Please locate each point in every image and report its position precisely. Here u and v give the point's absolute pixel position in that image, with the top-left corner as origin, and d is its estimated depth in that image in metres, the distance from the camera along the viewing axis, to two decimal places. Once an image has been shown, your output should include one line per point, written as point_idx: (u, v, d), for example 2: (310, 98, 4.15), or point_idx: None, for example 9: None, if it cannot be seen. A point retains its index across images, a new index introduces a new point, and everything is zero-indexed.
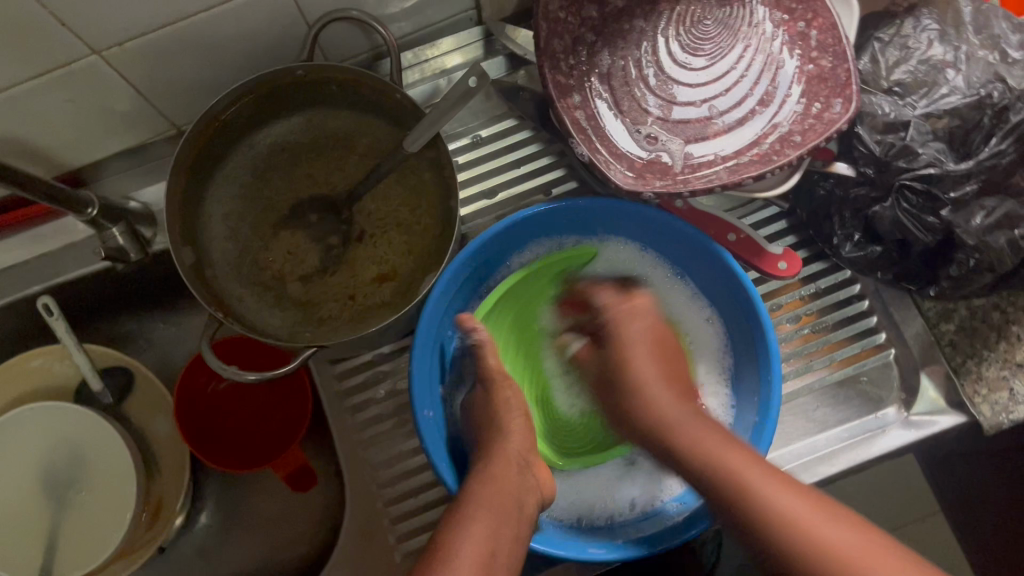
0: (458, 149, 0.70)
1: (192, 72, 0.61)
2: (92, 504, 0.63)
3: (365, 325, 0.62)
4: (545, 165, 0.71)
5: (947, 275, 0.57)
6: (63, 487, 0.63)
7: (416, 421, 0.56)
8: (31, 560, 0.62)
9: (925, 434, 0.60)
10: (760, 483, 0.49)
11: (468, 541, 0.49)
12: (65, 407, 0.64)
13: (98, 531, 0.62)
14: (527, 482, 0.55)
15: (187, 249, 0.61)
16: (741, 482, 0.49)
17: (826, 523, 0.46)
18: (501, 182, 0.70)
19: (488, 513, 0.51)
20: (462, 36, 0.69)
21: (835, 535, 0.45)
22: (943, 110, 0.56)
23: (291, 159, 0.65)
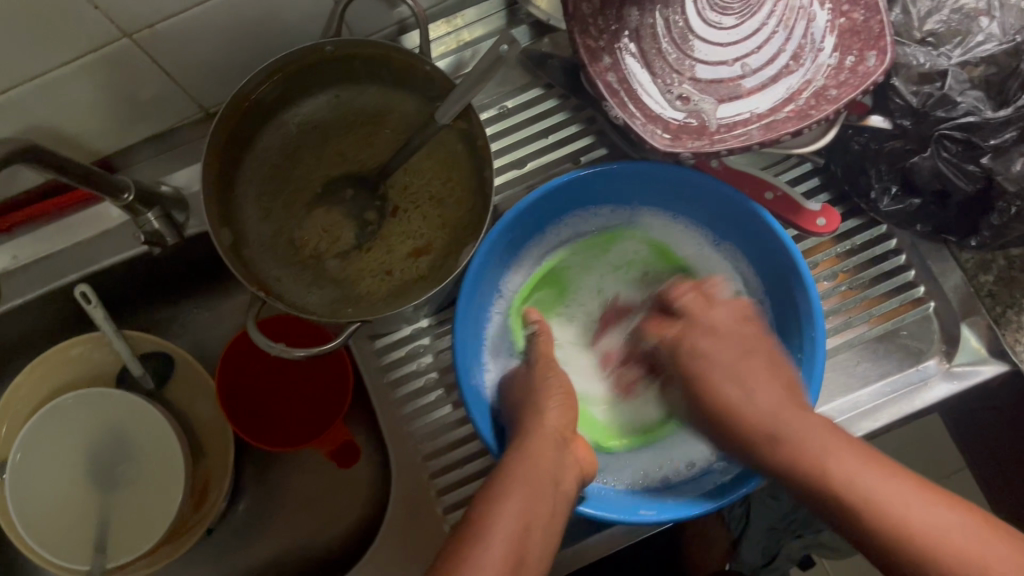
0: (486, 121, 0.70)
1: (219, 53, 0.61)
2: (141, 486, 0.64)
3: (405, 299, 0.62)
4: (573, 133, 0.70)
5: (988, 224, 0.57)
6: (112, 471, 0.64)
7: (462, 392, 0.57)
8: (84, 545, 0.62)
9: (968, 384, 0.61)
10: (838, 462, 0.50)
11: (501, 517, 0.48)
12: (112, 392, 0.64)
13: (149, 512, 0.63)
14: (563, 458, 0.53)
15: (225, 230, 0.61)
16: (823, 456, 0.50)
17: (874, 476, 0.49)
18: (530, 152, 0.70)
19: (525, 489, 0.49)
20: (485, 6, 0.69)
21: (935, 516, 0.46)
22: (980, 58, 0.55)
23: (322, 138, 0.65)
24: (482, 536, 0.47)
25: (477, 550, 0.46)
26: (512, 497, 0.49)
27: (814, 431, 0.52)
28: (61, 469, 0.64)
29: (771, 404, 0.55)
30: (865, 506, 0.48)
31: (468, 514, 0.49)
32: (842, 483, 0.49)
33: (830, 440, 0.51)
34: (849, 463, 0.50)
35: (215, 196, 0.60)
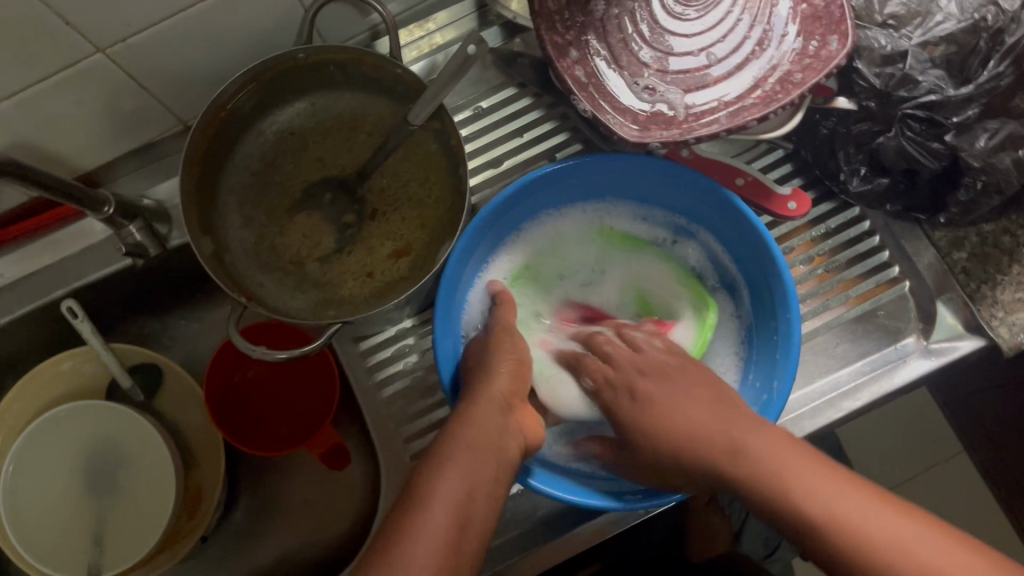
0: (462, 122, 0.71)
1: (194, 65, 0.62)
2: (133, 497, 0.64)
3: (386, 300, 0.62)
4: (548, 130, 0.71)
5: (955, 201, 0.58)
6: (103, 484, 0.65)
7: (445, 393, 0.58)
8: (79, 557, 0.63)
9: (946, 361, 0.61)
10: (823, 493, 0.46)
11: (446, 483, 0.48)
12: (102, 404, 0.65)
13: (143, 522, 0.64)
14: (510, 427, 0.53)
15: (205, 238, 0.62)
16: (806, 487, 0.47)
17: (863, 505, 0.45)
18: (507, 150, 0.71)
19: (468, 456, 0.49)
20: (456, 9, 0.70)
21: (859, 507, 0.45)
22: (940, 37, 0.56)
23: (299, 145, 0.66)
24: (431, 495, 0.47)
25: (424, 510, 0.46)
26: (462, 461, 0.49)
27: (806, 469, 0.48)
28: (53, 483, 0.64)
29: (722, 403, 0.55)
30: (853, 538, 0.44)
31: (413, 482, 0.49)
32: (849, 521, 0.44)
33: (830, 490, 0.46)
34: (829, 492, 0.46)
35: (195, 207, 0.61)
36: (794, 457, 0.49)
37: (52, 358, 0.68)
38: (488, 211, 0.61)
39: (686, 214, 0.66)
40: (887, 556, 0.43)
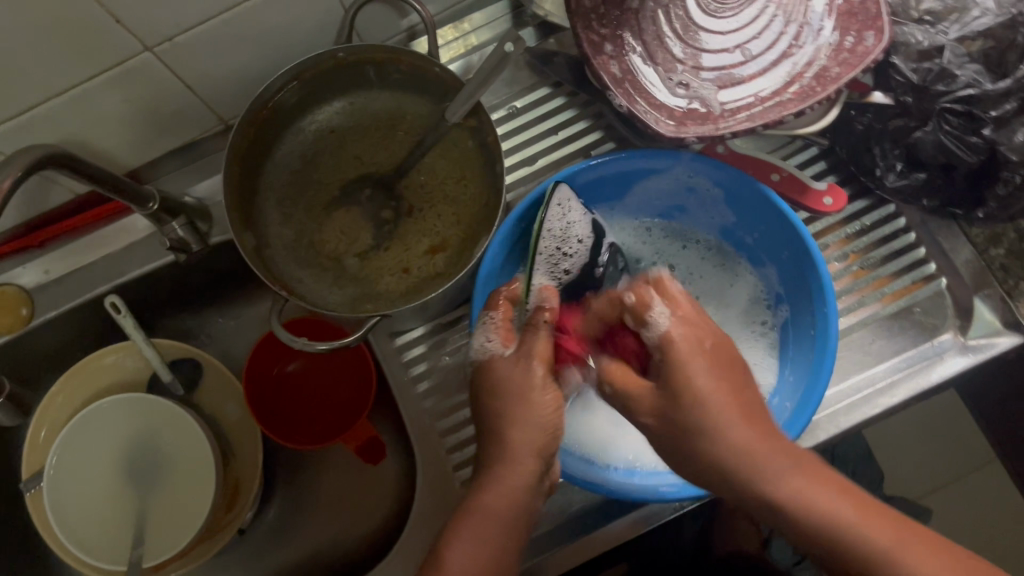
0: (497, 121, 0.72)
1: (237, 64, 0.63)
2: (174, 488, 0.65)
3: (422, 295, 0.63)
4: (581, 128, 0.72)
5: (994, 196, 0.58)
6: (145, 476, 0.66)
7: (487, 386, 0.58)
8: (120, 547, 0.64)
9: (984, 357, 0.61)
10: (773, 463, 0.46)
11: (456, 554, 0.48)
12: (144, 397, 0.67)
13: (182, 512, 0.65)
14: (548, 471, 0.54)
15: (246, 233, 0.63)
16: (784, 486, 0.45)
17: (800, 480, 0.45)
18: (541, 149, 0.72)
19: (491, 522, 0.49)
20: (491, 10, 0.71)
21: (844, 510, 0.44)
22: (977, 32, 0.56)
23: (337, 143, 0.67)
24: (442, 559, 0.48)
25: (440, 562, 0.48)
26: (471, 532, 0.49)
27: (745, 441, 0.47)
28: (97, 474, 0.66)
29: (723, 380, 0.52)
30: (798, 505, 0.44)
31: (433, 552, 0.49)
32: (809, 495, 0.44)
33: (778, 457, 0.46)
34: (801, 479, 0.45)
35: (237, 203, 0.62)
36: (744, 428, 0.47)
37: (96, 353, 0.70)
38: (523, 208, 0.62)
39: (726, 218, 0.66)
40: (831, 517, 0.43)
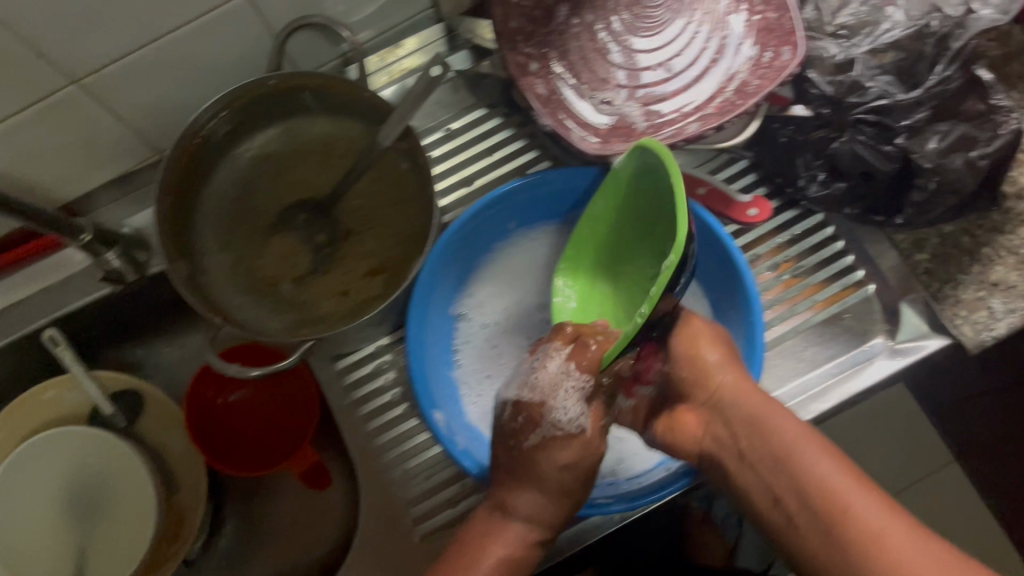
0: (435, 143, 0.73)
1: (169, 95, 0.63)
2: (116, 521, 0.65)
3: (361, 317, 0.63)
4: (517, 147, 0.73)
5: (911, 202, 0.59)
6: (88, 509, 0.65)
7: (427, 420, 0.58)
8: None
9: (912, 360, 0.62)
10: (814, 463, 0.50)
11: None
12: (83, 430, 0.66)
13: (125, 545, 0.64)
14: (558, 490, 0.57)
15: (181, 262, 0.63)
16: (849, 512, 0.47)
17: (884, 513, 0.46)
18: (479, 169, 0.72)
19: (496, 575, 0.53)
20: (425, 35, 0.72)
21: (887, 522, 0.46)
22: (887, 44, 0.58)
23: (273, 170, 0.67)
24: None
25: None
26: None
27: (848, 486, 0.48)
28: (37, 509, 0.65)
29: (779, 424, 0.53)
30: (835, 509, 0.47)
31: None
32: (850, 505, 0.47)
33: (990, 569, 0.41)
34: (856, 495, 0.47)
35: (171, 233, 0.62)
36: (844, 473, 0.49)
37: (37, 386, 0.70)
38: (456, 227, 0.62)
39: None
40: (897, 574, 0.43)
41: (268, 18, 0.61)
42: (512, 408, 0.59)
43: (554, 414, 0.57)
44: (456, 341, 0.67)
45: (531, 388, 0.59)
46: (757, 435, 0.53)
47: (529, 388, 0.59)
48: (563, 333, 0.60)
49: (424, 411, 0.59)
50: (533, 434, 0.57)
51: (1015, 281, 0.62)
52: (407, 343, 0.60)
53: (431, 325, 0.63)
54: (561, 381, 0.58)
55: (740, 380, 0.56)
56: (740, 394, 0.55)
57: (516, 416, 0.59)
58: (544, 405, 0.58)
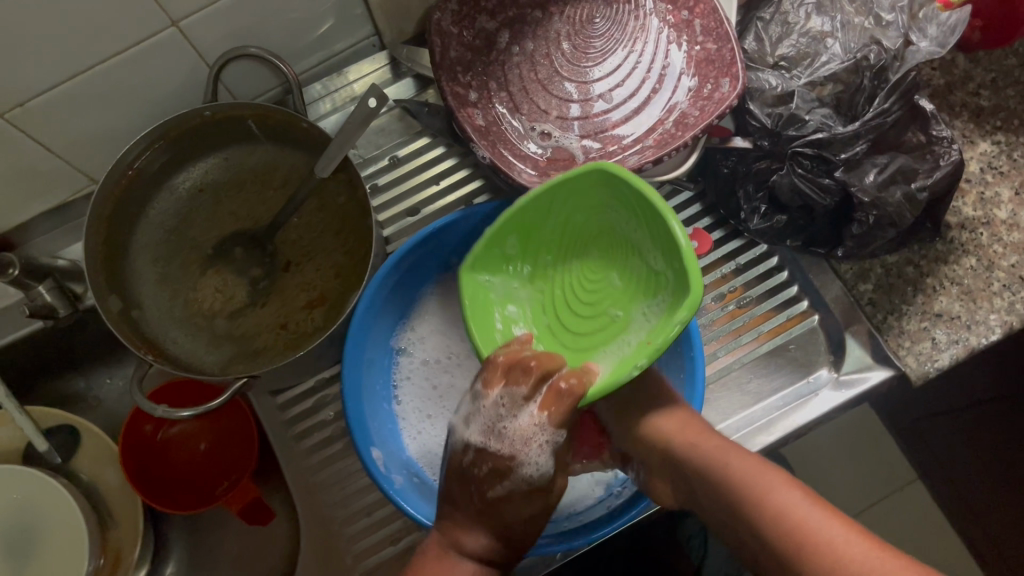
0: (381, 171, 0.72)
1: (101, 125, 0.62)
2: (48, 559, 0.64)
3: (299, 350, 0.62)
4: (463, 175, 0.72)
5: (851, 235, 0.59)
6: (21, 547, 0.64)
7: (363, 460, 0.57)
8: None
9: (856, 392, 0.62)
10: (761, 487, 0.48)
11: None
12: (12, 470, 0.64)
13: None
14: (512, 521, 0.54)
15: (114, 297, 0.61)
16: (795, 527, 0.45)
17: (833, 522, 0.44)
18: (425, 198, 0.72)
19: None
20: (368, 63, 0.72)
21: (836, 527, 0.43)
22: (825, 77, 0.58)
23: (211, 200, 0.66)
24: None
25: None
26: None
27: (810, 512, 0.45)
28: None
29: (722, 458, 0.51)
30: (787, 525, 0.45)
31: None
32: (797, 520, 0.45)
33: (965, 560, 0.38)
34: (805, 509, 0.45)
35: (103, 267, 0.61)
36: (787, 489, 0.47)
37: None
38: (396, 258, 0.61)
39: None
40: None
41: (202, 47, 0.60)
42: (474, 451, 0.54)
43: (523, 469, 0.53)
44: (395, 372, 0.66)
45: (495, 436, 0.54)
46: (701, 474, 0.52)
47: (494, 434, 0.54)
48: (527, 372, 0.52)
49: (362, 450, 0.57)
50: (499, 486, 0.53)
51: (958, 312, 0.61)
52: (344, 379, 0.58)
53: (369, 358, 0.62)
54: (534, 436, 0.53)
55: (697, 431, 0.54)
56: (690, 444, 0.53)
57: (479, 463, 0.54)
58: (512, 458, 0.53)
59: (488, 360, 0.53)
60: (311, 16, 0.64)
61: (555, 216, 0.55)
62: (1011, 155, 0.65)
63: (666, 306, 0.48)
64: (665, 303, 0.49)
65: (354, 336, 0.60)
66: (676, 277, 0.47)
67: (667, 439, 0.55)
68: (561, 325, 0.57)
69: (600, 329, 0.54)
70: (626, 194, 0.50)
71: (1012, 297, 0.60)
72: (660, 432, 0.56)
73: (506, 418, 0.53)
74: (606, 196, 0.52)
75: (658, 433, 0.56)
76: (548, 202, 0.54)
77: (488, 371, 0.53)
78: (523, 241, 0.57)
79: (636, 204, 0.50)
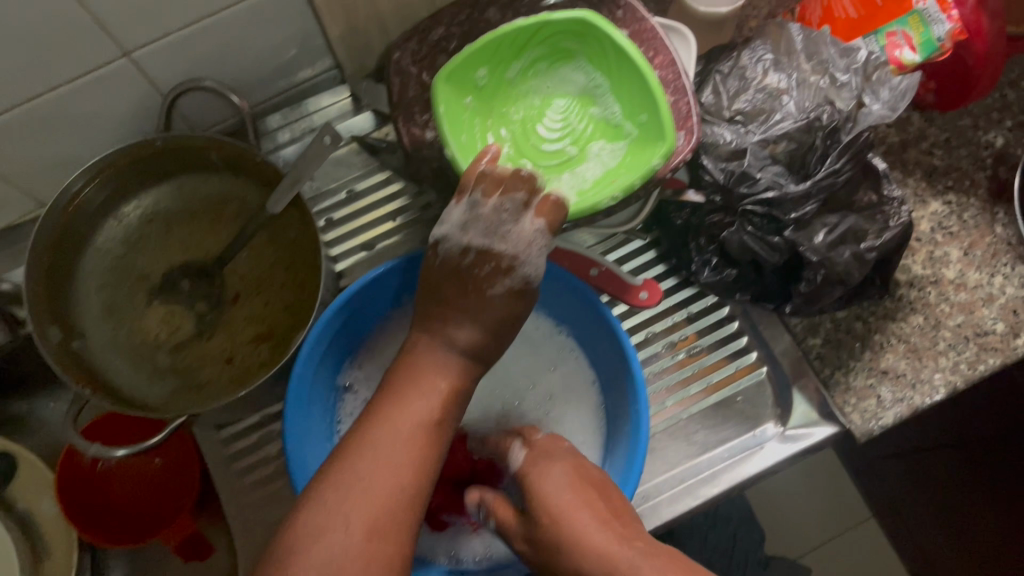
0: (337, 205, 0.71)
1: (50, 151, 0.61)
2: None
3: (244, 387, 0.61)
4: (421, 212, 0.71)
5: (799, 292, 0.59)
6: None
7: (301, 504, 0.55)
8: None
9: (800, 447, 0.62)
10: None
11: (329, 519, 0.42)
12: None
13: None
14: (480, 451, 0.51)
15: (56, 326, 0.60)
16: None
17: None
18: (381, 234, 0.71)
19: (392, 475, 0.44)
20: (328, 96, 0.72)
21: None
22: (778, 135, 0.58)
23: (161, 229, 0.65)
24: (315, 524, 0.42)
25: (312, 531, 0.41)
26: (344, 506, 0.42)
27: None
28: None
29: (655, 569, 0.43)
30: None
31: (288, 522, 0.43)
32: None
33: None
34: None
35: (45, 296, 0.60)
36: None
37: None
38: (345, 298, 0.60)
39: (555, 314, 0.67)
40: None
41: (156, 77, 0.60)
42: (476, 252, 0.53)
43: (527, 268, 0.53)
44: (339, 409, 0.65)
45: (497, 236, 0.53)
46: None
47: (496, 237, 0.53)
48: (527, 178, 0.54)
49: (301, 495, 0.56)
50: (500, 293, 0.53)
51: (903, 370, 0.61)
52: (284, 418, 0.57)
53: (313, 399, 0.61)
54: (535, 239, 0.53)
55: (621, 537, 0.46)
56: (613, 550, 0.45)
57: (479, 263, 0.53)
58: (515, 258, 0.53)
59: (475, 175, 0.53)
60: (272, 47, 0.63)
61: (521, 58, 0.62)
62: (962, 216, 0.65)
63: (627, 152, 0.60)
64: (619, 151, 0.61)
65: (296, 376, 0.58)
66: (643, 138, 0.59)
67: (577, 534, 0.47)
68: (533, 150, 0.63)
69: (557, 165, 0.62)
70: (602, 47, 0.60)
71: (957, 357, 0.61)
72: (566, 532, 0.47)
73: (509, 223, 0.53)
74: (577, 47, 0.61)
75: (570, 533, 0.47)
76: (500, 39, 0.59)
77: (487, 181, 0.53)
78: (494, 73, 0.61)
79: (610, 57, 0.60)
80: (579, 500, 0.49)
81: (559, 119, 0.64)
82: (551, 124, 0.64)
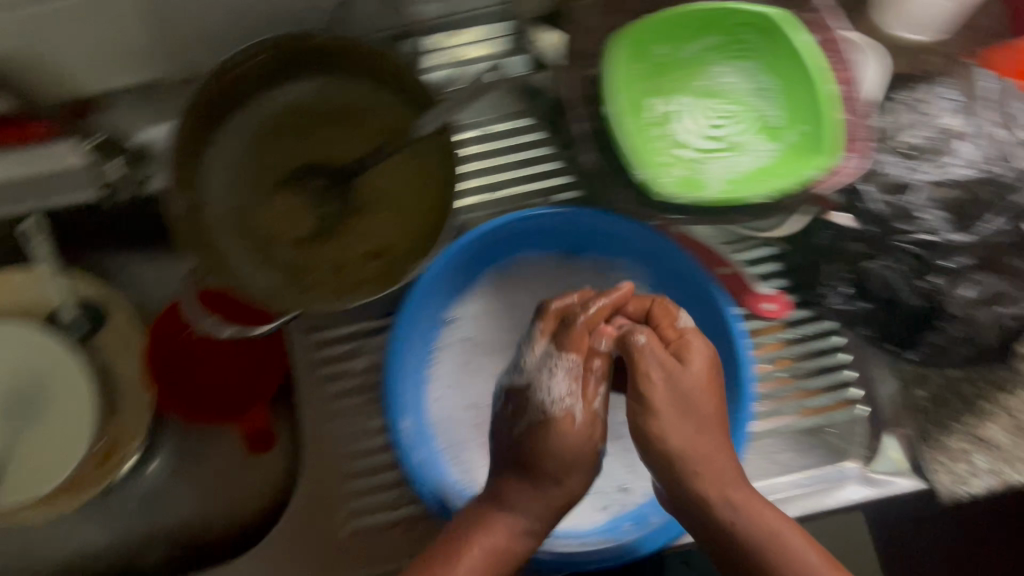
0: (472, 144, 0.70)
1: (215, 17, 0.60)
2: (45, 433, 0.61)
3: (346, 300, 0.60)
4: (552, 168, 0.70)
5: (930, 340, 0.59)
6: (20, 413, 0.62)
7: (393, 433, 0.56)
8: None
9: (883, 493, 0.61)
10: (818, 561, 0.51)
11: None
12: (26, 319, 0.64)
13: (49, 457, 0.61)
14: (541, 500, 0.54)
15: (184, 194, 0.61)
16: None
17: None
18: (507, 182, 0.70)
19: None
20: (487, 28, 0.70)
21: None
22: (954, 180, 0.56)
23: (301, 123, 0.65)
24: None
25: None
26: None
27: None
28: None
29: (744, 501, 0.53)
30: None
31: None
32: None
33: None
34: None
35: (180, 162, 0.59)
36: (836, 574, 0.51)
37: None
38: (474, 237, 0.60)
39: None
40: None
41: None
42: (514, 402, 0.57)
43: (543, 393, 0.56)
44: (437, 341, 0.64)
45: (537, 390, 0.56)
46: (741, 530, 0.52)
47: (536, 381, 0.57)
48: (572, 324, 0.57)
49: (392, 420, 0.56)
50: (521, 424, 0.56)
51: (1001, 441, 0.62)
52: (388, 347, 0.57)
53: (420, 330, 0.61)
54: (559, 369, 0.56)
55: (723, 474, 0.54)
56: (704, 458, 0.54)
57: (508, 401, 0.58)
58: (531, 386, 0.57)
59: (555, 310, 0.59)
60: None
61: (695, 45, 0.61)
62: None
63: (781, 156, 0.58)
64: (772, 153, 0.59)
65: (410, 305, 0.59)
66: (804, 149, 0.58)
67: (672, 449, 0.55)
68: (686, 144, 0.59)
69: (710, 158, 0.59)
70: (786, 48, 0.59)
71: None
72: (686, 464, 0.54)
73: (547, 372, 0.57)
74: (755, 43, 0.60)
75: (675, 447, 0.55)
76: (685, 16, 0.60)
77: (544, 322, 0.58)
78: (668, 49, 0.61)
79: (789, 62, 0.59)
80: (705, 383, 0.55)
81: (732, 111, 0.60)
82: (707, 119, 0.60)
